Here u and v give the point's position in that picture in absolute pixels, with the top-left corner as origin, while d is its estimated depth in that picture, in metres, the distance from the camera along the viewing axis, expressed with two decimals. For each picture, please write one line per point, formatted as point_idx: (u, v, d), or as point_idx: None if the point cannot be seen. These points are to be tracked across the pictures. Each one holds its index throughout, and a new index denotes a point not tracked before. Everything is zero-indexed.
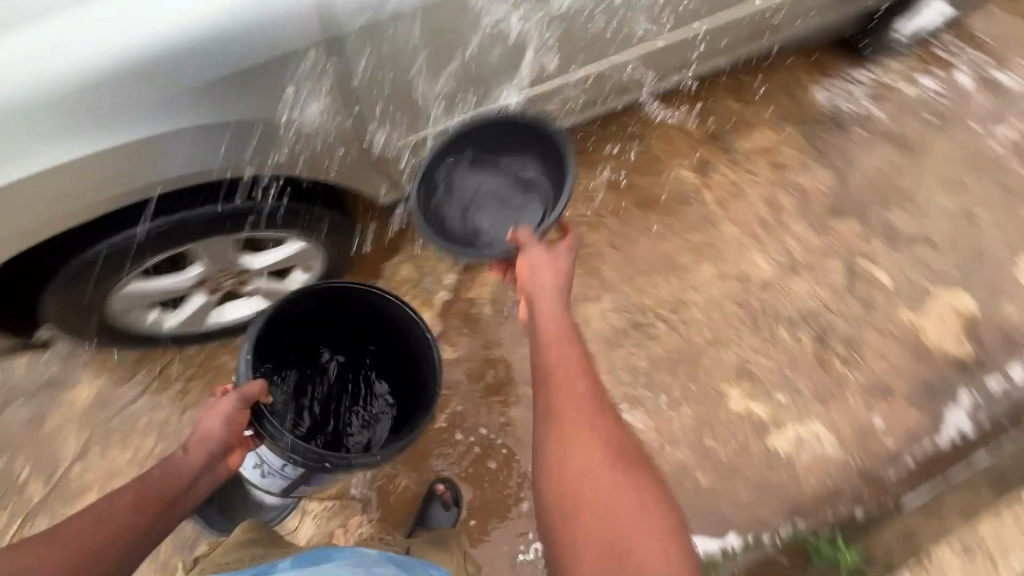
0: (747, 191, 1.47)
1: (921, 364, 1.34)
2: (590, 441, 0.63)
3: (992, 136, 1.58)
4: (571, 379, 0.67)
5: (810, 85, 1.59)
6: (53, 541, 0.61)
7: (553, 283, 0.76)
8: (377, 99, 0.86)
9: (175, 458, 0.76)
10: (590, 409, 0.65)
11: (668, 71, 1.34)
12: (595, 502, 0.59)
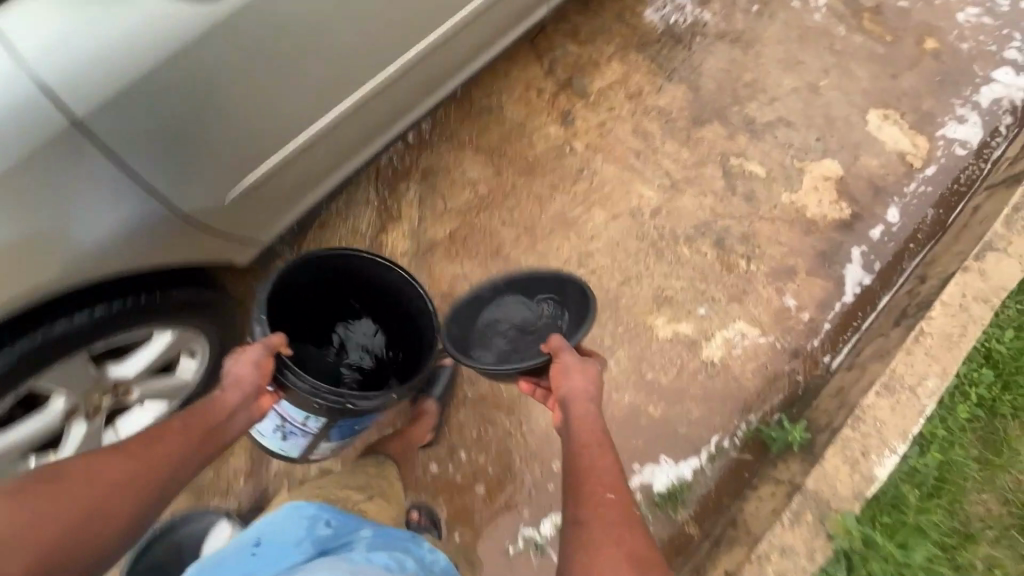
0: (613, 126, 1.49)
1: (811, 236, 1.43)
2: (623, 555, 0.65)
3: (811, 8, 1.67)
4: (603, 492, 0.70)
5: (640, 8, 1.62)
6: (113, 453, 0.69)
7: (586, 397, 0.80)
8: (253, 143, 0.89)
9: (215, 399, 0.79)
10: (622, 522, 0.68)
11: (499, 34, 1.34)
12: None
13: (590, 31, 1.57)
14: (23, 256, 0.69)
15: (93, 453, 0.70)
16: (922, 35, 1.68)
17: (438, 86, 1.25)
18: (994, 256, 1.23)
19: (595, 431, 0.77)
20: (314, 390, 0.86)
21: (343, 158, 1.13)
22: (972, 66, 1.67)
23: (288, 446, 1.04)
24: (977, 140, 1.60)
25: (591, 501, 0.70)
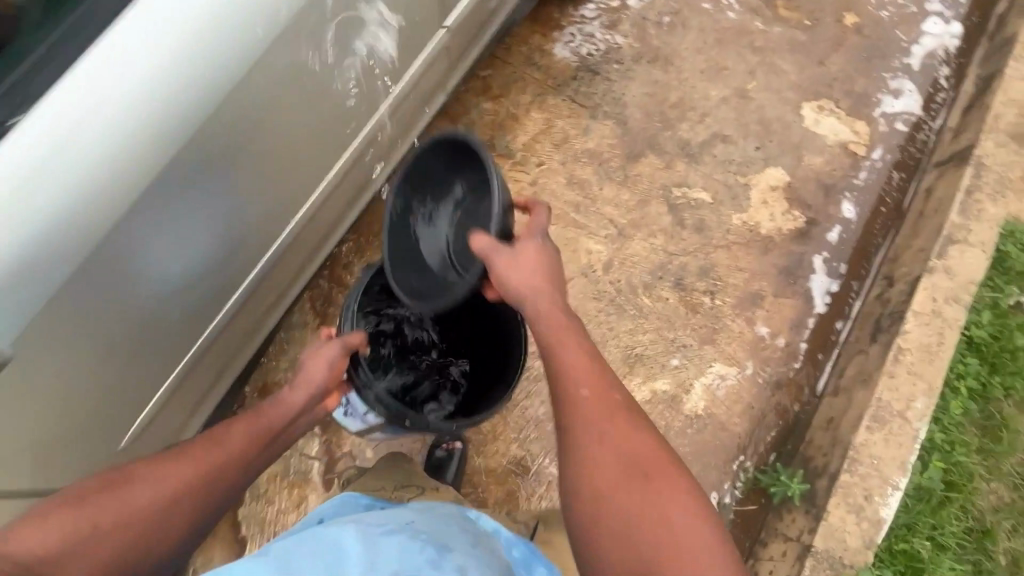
0: (546, 181, 1.41)
1: (770, 254, 1.37)
2: (610, 449, 0.72)
3: (724, 8, 1.60)
4: (577, 390, 0.76)
5: (548, 46, 1.54)
6: (194, 453, 0.80)
7: (541, 282, 0.84)
8: (274, 227, 1.04)
9: (282, 396, 0.91)
10: (607, 412, 0.75)
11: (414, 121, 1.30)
12: (622, 499, 0.69)
13: (501, 83, 1.49)
14: (114, 342, 0.85)
15: (164, 453, 0.80)
16: (840, 10, 1.62)
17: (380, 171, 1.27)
18: (956, 249, 1.18)
19: (563, 331, 0.82)
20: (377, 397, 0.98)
21: (300, 268, 1.21)
22: (896, 32, 1.61)
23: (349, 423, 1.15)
24: (915, 108, 1.56)
25: (569, 398, 0.77)
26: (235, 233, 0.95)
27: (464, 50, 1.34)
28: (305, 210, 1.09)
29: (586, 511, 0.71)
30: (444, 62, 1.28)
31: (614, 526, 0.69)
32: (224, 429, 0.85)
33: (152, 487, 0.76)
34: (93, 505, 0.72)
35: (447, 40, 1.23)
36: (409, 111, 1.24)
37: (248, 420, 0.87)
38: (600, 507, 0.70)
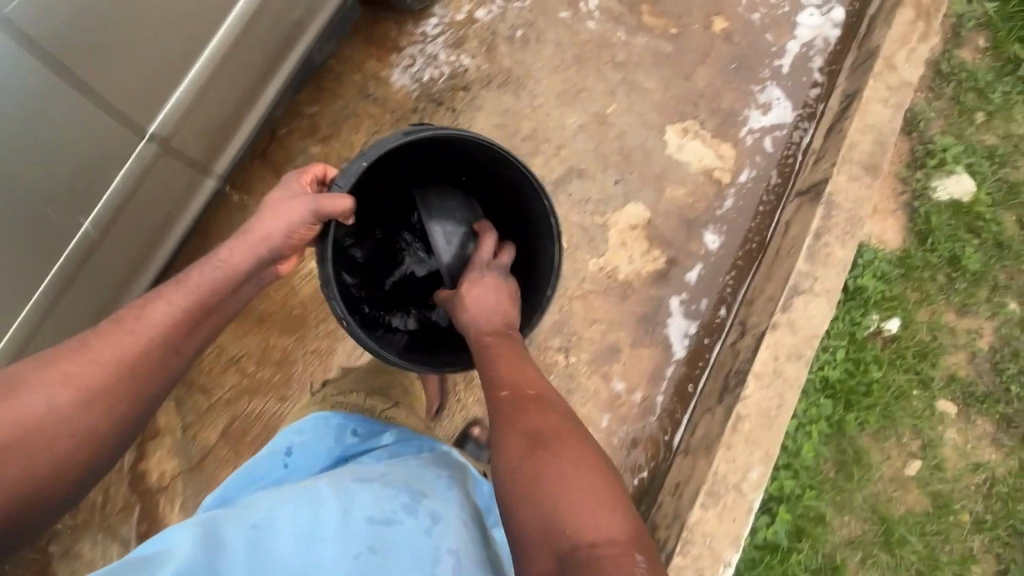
0: None
1: (628, 302, 1.30)
2: (525, 437, 0.71)
3: (583, 16, 1.45)
4: (499, 392, 0.78)
5: (384, 72, 1.36)
6: (104, 341, 0.74)
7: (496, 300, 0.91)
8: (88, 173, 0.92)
9: (212, 265, 0.83)
10: (518, 406, 0.75)
11: (192, 171, 1.12)
12: (536, 480, 0.66)
13: (330, 121, 1.32)
14: None
15: (65, 351, 0.73)
16: (709, 15, 1.48)
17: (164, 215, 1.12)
18: (801, 300, 1.13)
19: (491, 344, 0.85)
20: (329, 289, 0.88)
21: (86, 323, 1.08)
22: (767, 37, 1.50)
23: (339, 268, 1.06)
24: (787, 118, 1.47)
25: (490, 403, 0.78)
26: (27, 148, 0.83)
27: (275, 56, 1.15)
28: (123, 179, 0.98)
29: (508, 506, 0.68)
30: (221, 102, 1.08)
31: (535, 511, 0.65)
32: (141, 312, 0.77)
33: (50, 395, 0.69)
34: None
35: (221, 71, 1.04)
36: (180, 156, 1.07)
37: (173, 299, 0.80)
38: (516, 498, 0.67)
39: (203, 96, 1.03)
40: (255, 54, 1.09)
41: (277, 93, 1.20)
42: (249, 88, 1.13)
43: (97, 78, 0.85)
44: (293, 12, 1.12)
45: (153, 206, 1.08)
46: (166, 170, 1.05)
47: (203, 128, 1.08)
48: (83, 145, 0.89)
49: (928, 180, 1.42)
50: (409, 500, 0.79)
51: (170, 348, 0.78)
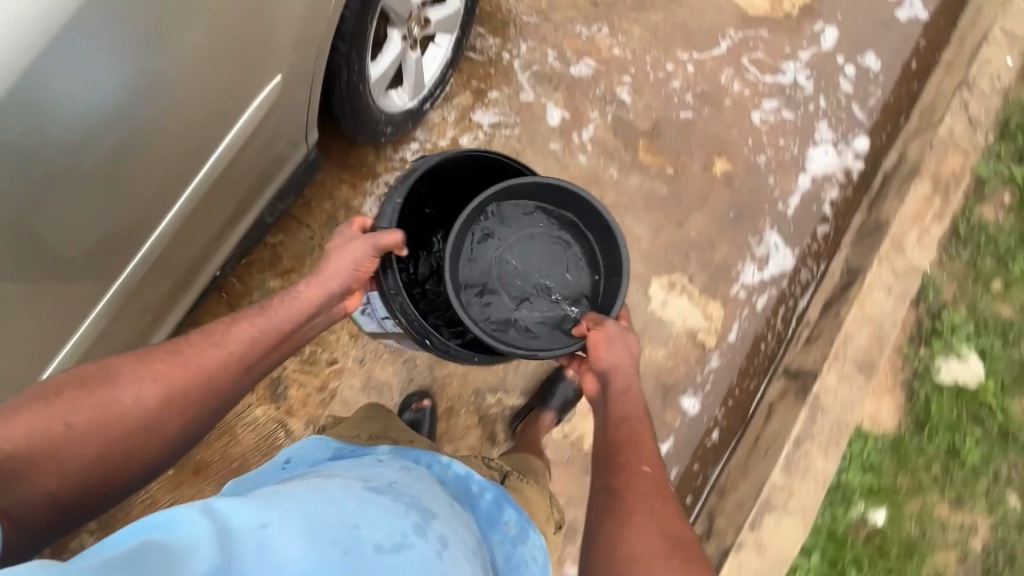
0: (337, 385, 1.19)
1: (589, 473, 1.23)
2: (657, 533, 0.68)
3: (574, 148, 1.36)
4: (640, 465, 0.74)
5: (356, 201, 1.28)
6: (200, 348, 0.73)
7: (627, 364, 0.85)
8: (131, 230, 0.82)
9: (292, 294, 0.81)
10: (656, 494, 0.72)
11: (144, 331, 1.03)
12: (655, 573, 0.64)
13: (293, 253, 1.24)
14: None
15: (152, 352, 0.71)
16: (710, 154, 1.39)
17: None
18: (772, 518, 1.06)
19: (629, 413, 0.81)
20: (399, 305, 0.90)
21: None
22: (771, 181, 1.40)
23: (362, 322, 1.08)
24: (788, 266, 1.36)
25: (627, 469, 0.74)
26: (87, 201, 0.73)
27: (246, 200, 1.03)
28: (158, 243, 0.88)
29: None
30: (194, 245, 0.99)
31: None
32: (225, 331, 0.75)
33: (146, 389, 0.68)
34: (83, 397, 0.65)
35: (222, 199, 0.96)
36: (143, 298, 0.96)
37: (254, 321, 0.77)
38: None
39: (168, 251, 0.92)
40: (250, 194, 1.03)
41: (241, 231, 1.09)
42: (216, 232, 1.01)
43: (175, 125, 0.77)
44: (270, 157, 1.00)
45: (121, 326, 0.94)
46: (162, 270, 0.95)
47: (197, 241, 0.98)
48: (143, 194, 0.80)
49: (931, 359, 1.31)
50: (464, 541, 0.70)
51: (246, 368, 0.75)
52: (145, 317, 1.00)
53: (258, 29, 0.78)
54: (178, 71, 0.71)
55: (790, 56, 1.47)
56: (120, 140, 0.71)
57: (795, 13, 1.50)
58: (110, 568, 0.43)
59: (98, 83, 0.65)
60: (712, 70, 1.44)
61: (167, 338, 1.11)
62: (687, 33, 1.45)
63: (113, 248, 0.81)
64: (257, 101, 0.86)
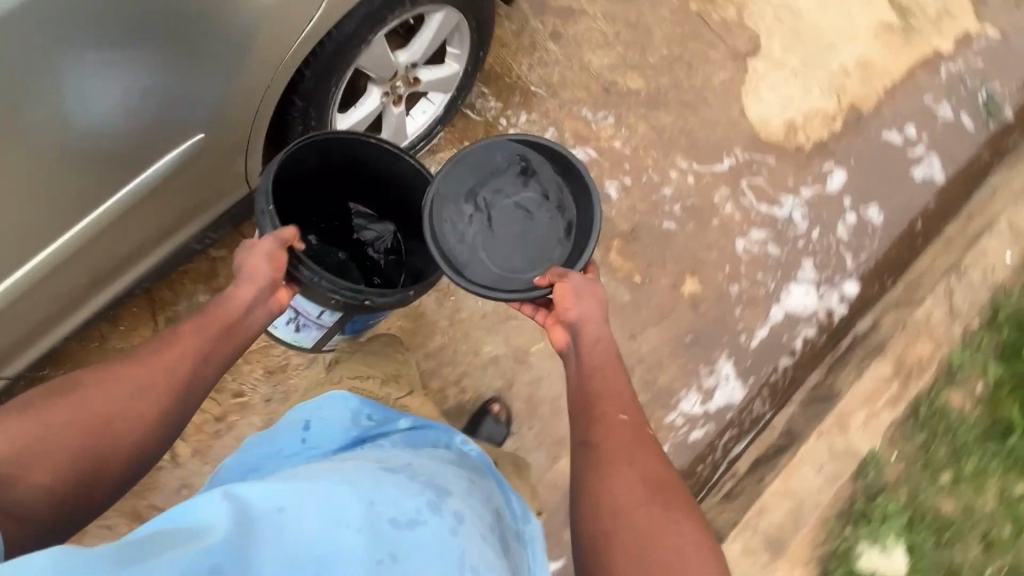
0: (237, 420, 1.15)
1: None
2: (637, 479, 0.72)
3: None
4: (615, 414, 0.77)
5: None
6: (158, 351, 0.70)
7: (596, 312, 0.84)
8: (68, 211, 0.79)
9: (227, 294, 0.76)
10: (631, 441, 0.75)
11: (29, 335, 0.94)
12: (636, 519, 0.68)
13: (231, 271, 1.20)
14: None
15: (110, 363, 0.69)
16: (682, 271, 1.34)
17: None
18: None
19: (602, 363, 0.82)
20: (332, 288, 0.82)
21: None
22: (737, 313, 1.34)
23: (301, 340, 0.98)
24: (735, 400, 1.31)
25: (603, 420, 0.77)
26: (37, 174, 0.72)
27: (195, 206, 0.96)
28: (89, 232, 0.84)
29: (603, 533, 0.69)
30: (123, 245, 0.93)
31: (633, 543, 0.66)
32: (169, 340, 0.72)
33: (113, 394, 0.66)
34: (53, 405, 0.63)
35: (166, 206, 0.92)
36: (55, 287, 0.89)
37: (198, 322, 0.74)
38: (617, 531, 0.68)
39: (91, 245, 0.87)
40: (194, 209, 0.97)
41: (185, 237, 1.03)
42: (159, 236, 0.97)
43: (146, 123, 0.77)
44: (217, 175, 0.93)
45: (17, 315, 0.88)
46: (86, 261, 0.90)
47: (132, 240, 0.93)
48: (91, 179, 0.78)
49: (855, 541, 1.24)
50: (484, 519, 0.69)
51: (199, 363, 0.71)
52: (45, 317, 0.93)
53: (184, 43, 0.72)
54: (79, 68, 0.67)
55: (791, 189, 1.42)
56: (16, 138, 0.67)
57: (808, 147, 1.45)
58: (133, 549, 0.48)
59: (87, 65, 0.67)
60: (708, 185, 1.39)
61: (52, 346, 1.01)
62: (692, 142, 1.41)
63: (46, 223, 0.78)
64: (193, 115, 0.81)
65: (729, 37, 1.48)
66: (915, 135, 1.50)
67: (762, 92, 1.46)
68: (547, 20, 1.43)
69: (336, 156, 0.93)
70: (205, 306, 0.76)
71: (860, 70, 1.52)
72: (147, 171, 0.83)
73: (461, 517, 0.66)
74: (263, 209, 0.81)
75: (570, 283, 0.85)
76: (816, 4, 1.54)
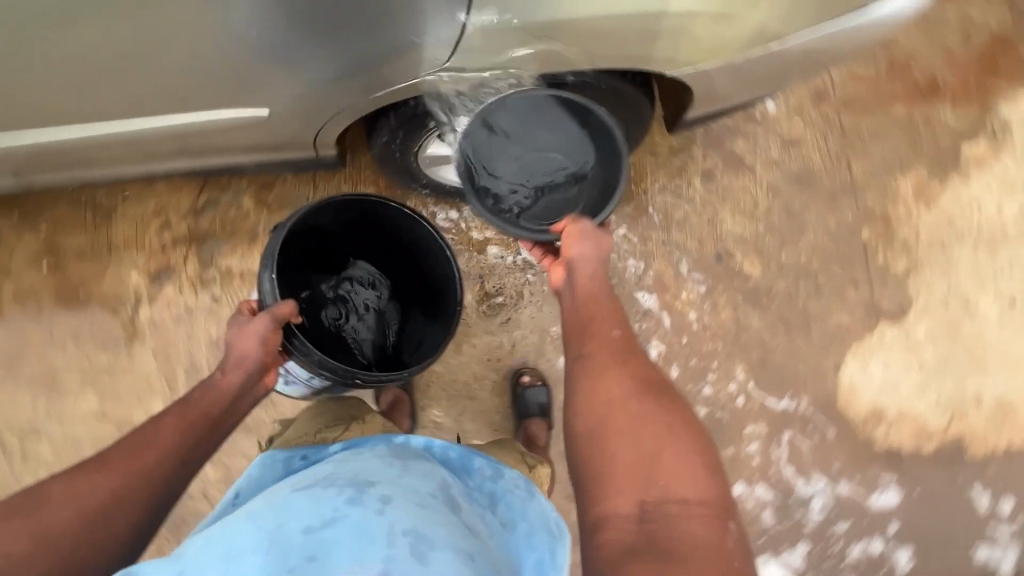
0: (199, 320, 1.18)
1: None
2: (628, 376, 0.67)
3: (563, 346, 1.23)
4: (608, 328, 0.72)
5: None
6: (139, 448, 0.68)
7: (593, 255, 0.79)
8: (171, 101, 0.84)
9: (212, 381, 0.75)
10: (618, 350, 0.70)
11: (94, 163, 1.03)
12: (624, 422, 0.63)
13: (281, 195, 1.21)
14: None
15: (81, 465, 0.67)
16: None
17: (25, 162, 1.00)
18: None
19: (593, 288, 0.77)
20: (321, 364, 0.83)
21: None
22: None
23: (288, 390, 1.06)
24: None
25: (594, 333, 0.72)
26: (160, 69, 0.77)
27: (276, 143, 0.97)
28: (180, 121, 0.89)
29: (594, 447, 0.63)
30: (202, 143, 0.97)
31: (630, 449, 0.61)
32: (148, 434, 0.70)
33: (87, 494, 0.63)
34: (7, 534, 0.59)
35: (253, 135, 0.94)
36: (132, 144, 0.96)
37: (180, 413, 0.72)
38: (611, 430, 0.63)
39: (178, 133, 0.92)
40: (278, 147, 0.98)
41: (258, 158, 1.04)
42: (239, 149, 1.00)
43: (269, 77, 0.79)
44: (304, 126, 0.91)
45: (94, 147, 0.96)
46: (171, 141, 0.95)
47: (215, 143, 0.97)
48: (203, 90, 0.82)
49: None
50: (436, 501, 0.66)
51: (181, 458, 0.69)
52: (119, 157, 1.01)
53: (325, 14, 0.68)
54: (236, 19, 0.69)
55: (830, 474, 1.23)
56: (149, 34, 0.70)
57: (880, 446, 1.24)
58: None
59: (241, 20, 0.69)
60: (746, 412, 1.24)
61: (109, 176, 1.10)
62: (764, 361, 1.25)
63: (149, 101, 0.84)
64: (307, 75, 0.78)
65: (878, 287, 1.29)
66: (1006, 514, 1.25)
67: (872, 362, 1.27)
68: (710, 156, 1.30)
69: (353, 211, 0.97)
70: (184, 395, 0.75)
71: (997, 409, 1.27)
72: (252, 107, 0.86)
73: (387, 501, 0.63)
74: (267, 278, 0.84)
75: (581, 226, 0.81)
76: (999, 313, 1.30)
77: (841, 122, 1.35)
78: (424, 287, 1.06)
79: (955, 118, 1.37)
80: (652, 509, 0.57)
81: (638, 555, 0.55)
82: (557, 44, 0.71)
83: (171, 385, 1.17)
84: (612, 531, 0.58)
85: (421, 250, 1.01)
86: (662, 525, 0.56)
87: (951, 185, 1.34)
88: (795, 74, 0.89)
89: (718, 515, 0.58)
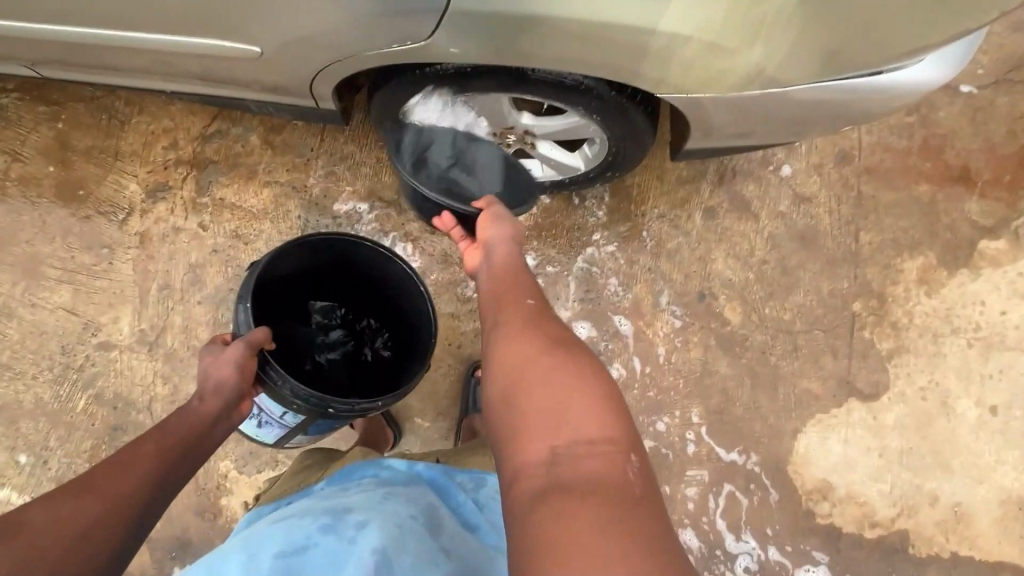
0: (184, 243, 1.21)
1: (195, 515, 1.16)
2: (539, 336, 0.64)
3: None
4: (522, 300, 0.70)
5: (362, 177, 1.23)
6: (115, 472, 0.62)
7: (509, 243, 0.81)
8: (189, 22, 0.85)
9: (189, 409, 0.72)
10: (531, 317, 0.68)
11: (112, 73, 1.06)
12: (532, 375, 0.59)
13: (288, 140, 1.24)
14: None
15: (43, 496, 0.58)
16: None
17: (47, 57, 1.03)
18: None
19: (512, 268, 0.77)
20: (294, 396, 0.81)
21: None
22: None
23: (263, 434, 0.93)
24: None
25: (509, 305, 0.70)
26: None
27: (286, 88, 0.98)
28: (195, 45, 0.90)
29: (508, 407, 0.59)
30: (215, 71, 0.98)
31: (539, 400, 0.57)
32: (125, 459, 0.64)
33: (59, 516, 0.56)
34: None
35: (263, 74, 0.95)
36: (150, 59, 0.98)
37: (156, 439, 0.68)
38: (521, 391, 0.59)
39: (193, 56, 0.94)
40: (287, 92, 0.99)
41: (271, 100, 1.04)
42: (251, 86, 1.01)
43: (283, 14, 0.80)
44: (314, 75, 0.92)
45: (113, 53, 0.98)
46: (186, 62, 0.97)
47: (227, 74, 0.98)
48: (219, 15, 0.83)
49: None
50: (416, 523, 0.68)
51: (160, 482, 0.65)
52: (136, 71, 1.03)
53: None
54: None
55: (763, 537, 1.21)
56: None
57: (820, 522, 1.21)
58: None
59: None
60: (692, 455, 1.22)
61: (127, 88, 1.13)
62: (722, 409, 1.23)
63: (167, 17, 0.85)
64: (319, 20, 0.79)
65: (858, 362, 1.26)
66: None
67: (833, 436, 1.23)
68: (717, 194, 1.28)
69: (333, 252, 0.99)
70: (159, 424, 0.71)
71: (951, 515, 1.22)
72: (265, 45, 0.87)
73: (364, 525, 0.66)
74: (241, 310, 0.84)
75: (495, 209, 0.85)
76: (976, 418, 1.25)
77: (859, 188, 1.31)
78: (399, 321, 1.07)
79: (980, 210, 1.32)
80: (563, 453, 0.53)
81: (547, 497, 0.50)
82: (548, 41, 0.73)
83: (143, 299, 1.19)
84: (524, 481, 0.53)
85: (398, 288, 1.02)
86: (571, 470, 0.51)
87: (958, 277, 1.29)
88: (790, 126, 0.88)
89: (625, 448, 0.53)
